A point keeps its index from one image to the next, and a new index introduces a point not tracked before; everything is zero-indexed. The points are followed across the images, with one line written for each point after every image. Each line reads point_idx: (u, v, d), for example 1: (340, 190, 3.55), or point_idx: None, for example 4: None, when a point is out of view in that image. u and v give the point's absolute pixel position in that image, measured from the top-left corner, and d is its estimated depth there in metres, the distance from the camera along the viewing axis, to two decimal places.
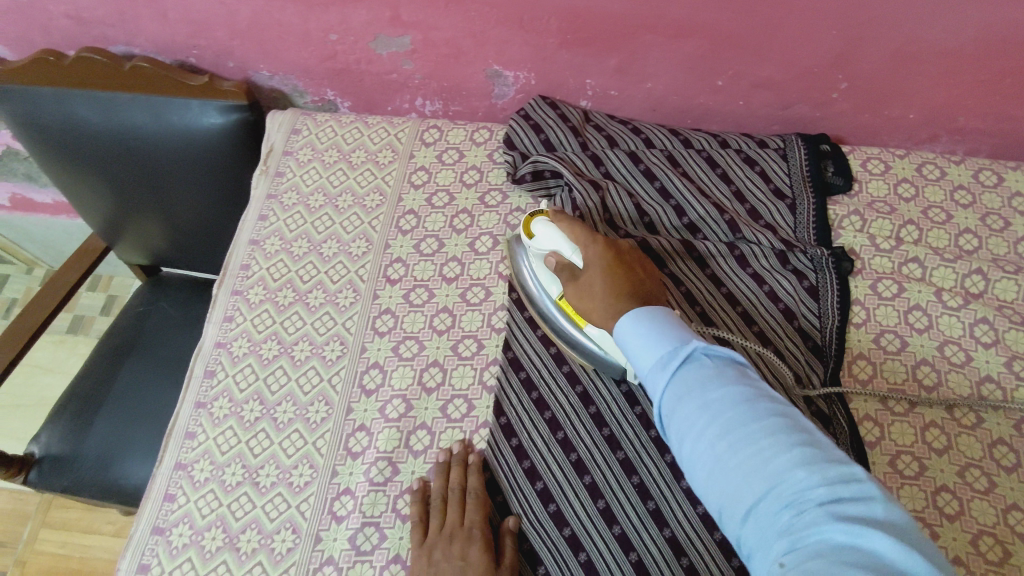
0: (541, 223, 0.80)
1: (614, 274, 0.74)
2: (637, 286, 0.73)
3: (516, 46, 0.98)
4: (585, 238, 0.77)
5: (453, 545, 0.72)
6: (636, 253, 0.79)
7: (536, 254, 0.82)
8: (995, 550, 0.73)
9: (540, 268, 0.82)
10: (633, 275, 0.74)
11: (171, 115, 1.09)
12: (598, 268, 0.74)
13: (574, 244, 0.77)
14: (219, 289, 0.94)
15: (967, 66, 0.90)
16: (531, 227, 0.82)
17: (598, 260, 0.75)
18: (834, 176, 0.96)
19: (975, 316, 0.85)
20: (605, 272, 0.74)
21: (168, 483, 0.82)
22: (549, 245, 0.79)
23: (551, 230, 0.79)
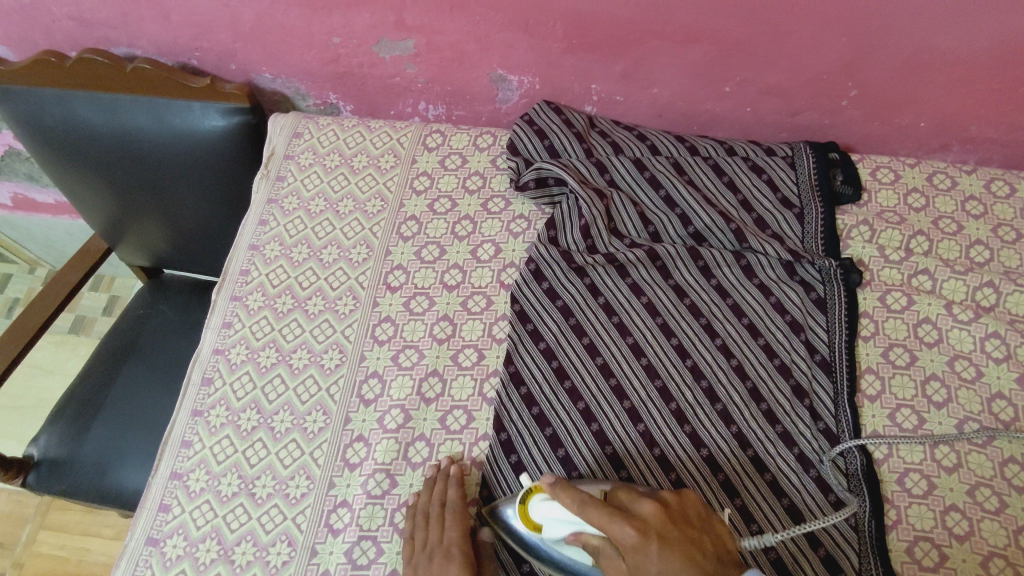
0: (541, 501, 0.67)
1: (670, 546, 0.56)
2: (701, 553, 0.57)
3: (521, 51, 0.96)
4: (606, 518, 0.60)
5: (433, 562, 0.70)
6: (672, 501, 0.62)
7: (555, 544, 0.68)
8: (1005, 571, 0.71)
9: (558, 545, 0.67)
10: (692, 536, 0.58)
11: (172, 117, 1.08)
12: (652, 551, 0.56)
13: (607, 529, 0.59)
14: (217, 295, 0.93)
15: (981, 75, 0.88)
16: (530, 503, 0.68)
17: (643, 532, 0.58)
18: (842, 185, 0.94)
19: (985, 329, 0.84)
20: (661, 545, 0.56)
21: (162, 493, 0.81)
22: (566, 524, 0.65)
23: (557, 506, 0.65)
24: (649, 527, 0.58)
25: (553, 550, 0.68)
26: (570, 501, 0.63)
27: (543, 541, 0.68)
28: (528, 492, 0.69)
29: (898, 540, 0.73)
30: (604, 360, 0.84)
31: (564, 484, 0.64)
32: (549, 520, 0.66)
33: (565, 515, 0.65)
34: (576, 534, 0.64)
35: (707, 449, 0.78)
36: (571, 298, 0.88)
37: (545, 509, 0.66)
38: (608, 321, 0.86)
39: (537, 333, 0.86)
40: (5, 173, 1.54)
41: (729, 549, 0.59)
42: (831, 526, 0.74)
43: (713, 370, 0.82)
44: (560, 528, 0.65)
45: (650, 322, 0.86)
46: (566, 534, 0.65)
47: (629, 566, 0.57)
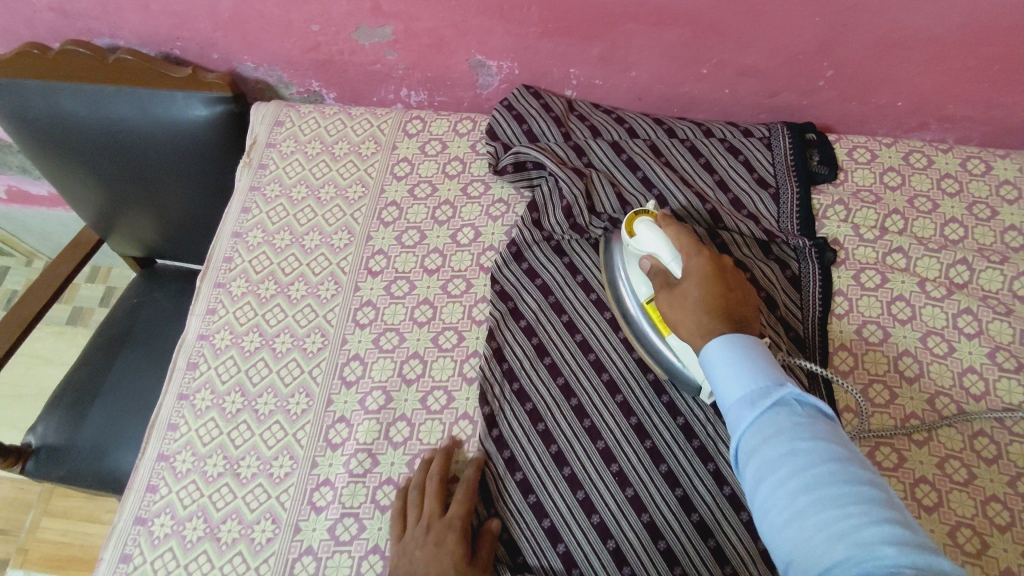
0: (644, 224, 0.75)
1: (706, 279, 0.71)
2: (735, 306, 0.69)
3: (498, 36, 0.97)
4: (684, 244, 0.74)
5: (430, 533, 0.71)
6: (750, 295, 0.73)
7: (632, 249, 0.78)
8: (972, 541, 0.72)
9: (631, 263, 0.80)
10: (730, 294, 0.70)
11: (157, 108, 1.08)
12: (694, 279, 0.71)
13: (677, 254, 0.73)
14: (202, 282, 0.95)
15: (955, 53, 0.88)
16: (634, 226, 0.77)
17: (696, 273, 0.71)
18: (819, 166, 0.95)
19: (958, 306, 0.85)
20: (703, 273, 0.71)
21: (150, 475, 0.83)
22: (648, 249, 0.75)
23: (656, 235, 0.74)
24: (706, 250, 0.73)
25: (629, 294, 0.81)
26: (671, 235, 0.75)
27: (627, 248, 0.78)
28: (632, 219, 0.80)
29: None
30: (583, 337, 0.85)
31: (676, 227, 0.76)
32: (640, 245, 0.76)
33: (654, 241, 0.74)
34: (653, 256, 0.75)
35: (683, 419, 0.78)
36: (550, 277, 0.89)
37: (647, 233, 0.75)
38: (586, 299, 0.87)
39: (518, 310, 0.88)
40: None
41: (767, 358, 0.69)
42: None
43: None
44: (649, 241, 0.75)
45: None
46: (649, 253, 0.75)
47: (672, 302, 0.71)
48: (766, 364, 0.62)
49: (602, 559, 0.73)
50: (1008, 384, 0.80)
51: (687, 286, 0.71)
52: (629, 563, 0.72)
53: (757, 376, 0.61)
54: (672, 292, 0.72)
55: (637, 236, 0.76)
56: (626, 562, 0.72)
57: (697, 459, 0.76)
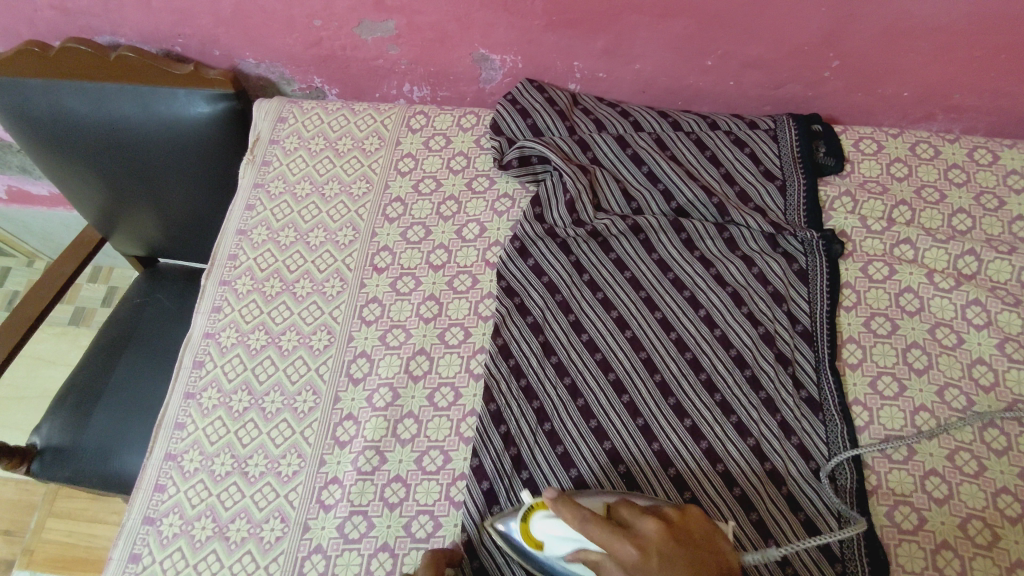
0: (542, 519, 0.66)
1: (666, 556, 0.56)
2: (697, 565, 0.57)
3: (502, 30, 0.96)
4: (603, 531, 0.59)
5: None
6: (677, 518, 0.61)
7: (550, 542, 0.65)
8: (983, 532, 0.72)
9: (564, 560, 0.65)
10: (695, 561, 0.57)
11: (158, 106, 1.08)
12: (653, 568, 0.56)
13: (593, 537, 0.59)
14: (206, 280, 0.94)
15: (962, 42, 0.88)
16: (534, 527, 0.67)
17: (637, 565, 0.56)
18: (825, 157, 0.94)
19: (967, 297, 0.84)
20: (660, 565, 0.56)
21: (157, 474, 0.82)
22: (568, 538, 0.64)
23: (559, 522, 0.65)
24: (626, 530, 0.59)
25: (552, 560, 0.67)
26: (564, 513, 0.61)
27: (549, 558, 0.66)
28: (524, 523, 0.68)
29: (879, 504, 0.74)
30: (590, 336, 0.85)
31: (564, 497, 0.63)
32: (551, 533, 0.65)
33: (565, 531, 0.64)
34: (578, 550, 0.63)
35: (690, 418, 0.79)
36: (556, 274, 0.89)
37: (546, 526, 0.65)
38: (592, 297, 0.87)
39: (524, 307, 0.87)
40: None
41: (723, 557, 0.59)
42: (812, 492, 0.75)
43: (697, 341, 0.84)
44: (562, 546, 0.65)
45: (634, 295, 0.87)
46: (568, 551, 0.64)
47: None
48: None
49: None
50: (1018, 375, 0.80)
51: None
52: None
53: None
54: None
55: (543, 540, 0.66)
56: None
57: (704, 458, 0.77)
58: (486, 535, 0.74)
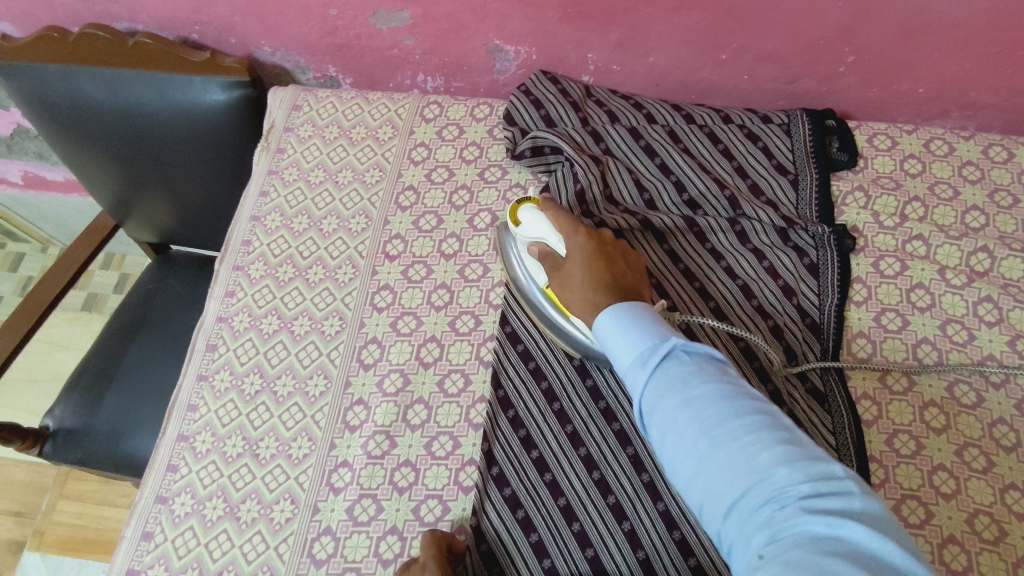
0: (527, 211, 0.83)
1: (593, 260, 0.75)
2: (613, 254, 0.76)
3: (516, 20, 0.97)
4: (566, 224, 0.78)
5: None
6: (621, 242, 0.80)
7: (523, 241, 0.84)
8: (990, 528, 0.72)
9: (524, 254, 0.84)
10: (611, 263, 0.75)
11: (175, 92, 1.09)
12: (579, 254, 0.76)
13: (559, 234, 0.79)
14: (220, 265, 0.95)
15: (978, 38, 0.87)
16: (519, 215, 0.84)
17: (579, 255, 0.76)
18: (838, 153, 0.95)
19: (979, 294, 0.84)
20: (585, 259, 0.75)
21: (170, 454, 0.83)
22: (535, 235, 0.82)
23: (540, 219, 0.81)
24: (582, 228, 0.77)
25: (527, 280, 0.85)
26: (551, 214, 0.80)
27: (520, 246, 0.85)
28: (514, 205, 0.86)
29: (885, 498, 0.74)
30: None
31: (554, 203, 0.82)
32: (528, 232, 0.82)
33: (538, 226, 0.81)
34: (541, 241, 0.81)
35: None
36: None
37: (530, 218, 0.82)
38: None
39: None
40: (14, 151, 1.57)
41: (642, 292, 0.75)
42: None
43: (706, 332, 0.84)
44: (533, 227, 0.82)
45: (645, 284, 0.87)
46: (535, 237, 0.82)
47: (559, 278, 0.78)
48: (652, 321, 0.64)
49: (618, 541, 0.73)
50: None
51: (572, 260, 0.76)
52: (644, 546, 0.72)
53: (643, 335, 0.62)
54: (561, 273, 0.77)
55: (523, 223, 0.83)
56: (640, 545, 0.72)
57: None
58: (494, 515, 0.75)
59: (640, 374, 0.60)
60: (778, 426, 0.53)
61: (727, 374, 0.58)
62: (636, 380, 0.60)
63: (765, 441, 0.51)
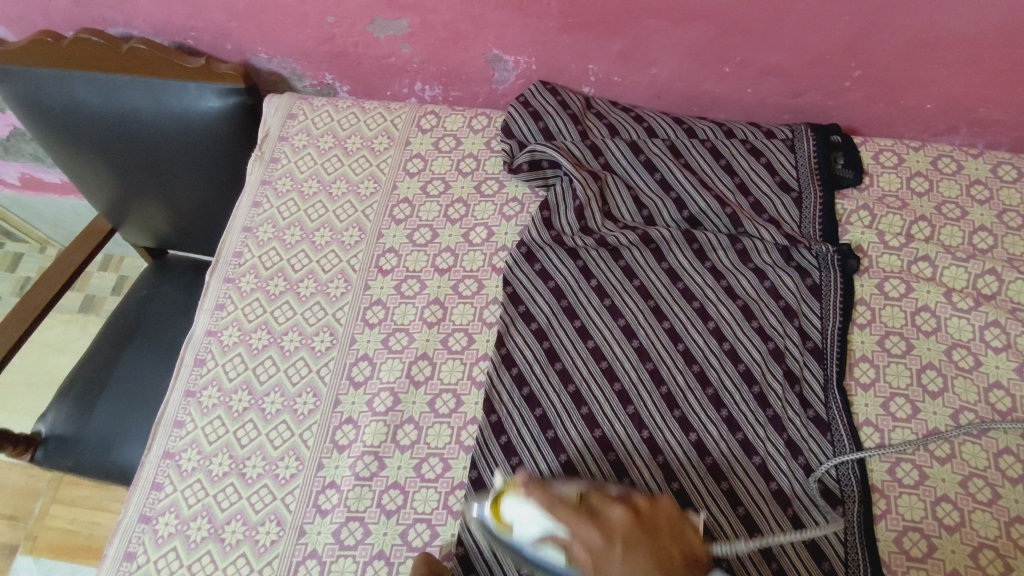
0: (516, 502, 0.64)
1: (633, 542, 0.58)
2: (659, 547, 0.58)
3: (516, 30, 0.95)
4: (565, 512, 0.61)
5: None
6: (644, 505, 0.62)
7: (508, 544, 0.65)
8: (994, 563, 0.70)
9: (516, 543, 0.64)
10: (659, 544, 0.59)
11: (170, 99, 1.07)
12: (617, 553, 0.57)
13: (564, 527, 0.61)
14: (210, 277, 0.94)
15: (989, 54, 0.85)
16: (503, 510, 0.65)
17: (618, 570, 0.57)
18: (843, 170, 0.92)
19: (986, 318, 0.82)
20: (625, 554, 0.57)
21: (155, 472, 0.82)
22: (532, 534, 0.62)
23: (533, 507, 0.63)
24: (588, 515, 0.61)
25: (522, 547, 0.63)
26: (539, 500, 0.63)
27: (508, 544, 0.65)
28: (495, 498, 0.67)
29: (886, 530, 0.72)
30: (596, 344, 0.83)
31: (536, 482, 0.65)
32: (518, 527, 0.63)
33: (536, 518, 0.62)
34: (545, 535, 0.61)
35: (695, 434, 0.77)
36: (563, 280, 0.87)
37: (514, 512, 0.64)
38: (599, 305, 0.86)
39: (529, 314, 0.86)
40: (11, 153, 1.56)
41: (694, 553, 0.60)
42: (819, 514, 0.73)
43: (704, 355, 0.82)
44: (527, 519, 0.63)
45: (642, 304, 0.85)
46: (535, 535, 0.62)
47: (599, 562, 0.57)
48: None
49: None
50: None
51: (607, 568, 0.57)
52: None
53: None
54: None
55: (512, 519, 0.64)
56: None
57: (709, 475, 0.75)
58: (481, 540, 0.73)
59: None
60: None
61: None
62: None
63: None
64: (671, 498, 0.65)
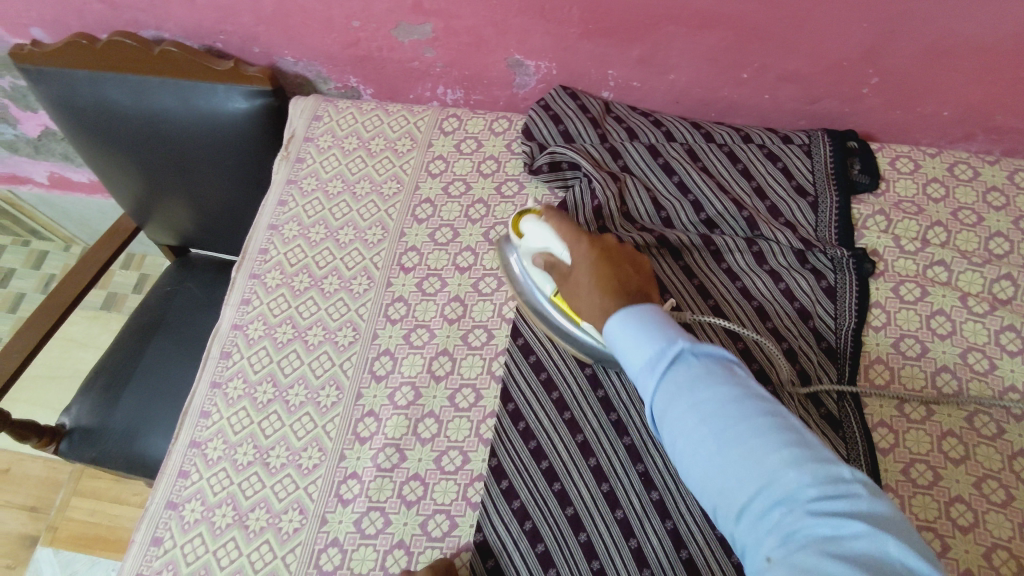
0: (529, 221, 0.81)
1: (599, 271, 0.72)
2: (619, 266, 0.73)
3: (537, 36, 0.97)
4: (571, 232, 0.77)
5: None
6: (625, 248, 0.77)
7: (524, 250, 0.83)
8: (1009, 564, 0.70)
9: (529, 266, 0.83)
10: (619, 272, 0.72)
11: (199, 99, 1.10)
12: (586, 277, 0.73)
13: (564, 243, 0.77)
14: (237, 272, 0.96)
15: (1007, 62, 0.86)
16: (522, 227, 0.83)
17: (583, 257, 0.74)
18: (859, 175, 0.93)
19: (1001, 322, 0.82)
20: (594, 259, 0.73)
21: (182, 460, 0.84)
22: (539, 244, 0.80)
23: (544, 229, 0.78)
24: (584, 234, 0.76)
25: (535, 290, 0.84)
26: (554, 223, 0.78)
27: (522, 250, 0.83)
28: (516, 219, 0.85)
29: None
30: None
31: (555, 211, 0.80)
32: (532, 240, 0.81)
33: (543, 236, 0.79)
34: (546, 253, 0.79)
35: None
36: None
37: (533, 226, 0.80)
38: None
39: None
40: (41, 153, 1.60)
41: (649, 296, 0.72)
42: None
43: (720, 353, 0.83)
44: (541, 238, 0.79)
45: (658, 299, 0.87)
46: (541, 250, 0.80)
47: (570, 290, 0.76)
48: (660, 323, 0.62)
49: (623, 556, 0.72)
50: None
51: (586, 278, 0.73)
52: (650, 565, 0.71)
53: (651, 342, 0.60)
54: (568, 282, 0.76)
55: (527, 235, 0.81)
56: (647, 565, 0.71)
57: None
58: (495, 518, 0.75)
59: (649, 379, 0.59)
60: (790, 428, 0.52)
61: (738, 376, 0.56)
62: (646, 380, 0.59)
63: (779, 440, 0.50)
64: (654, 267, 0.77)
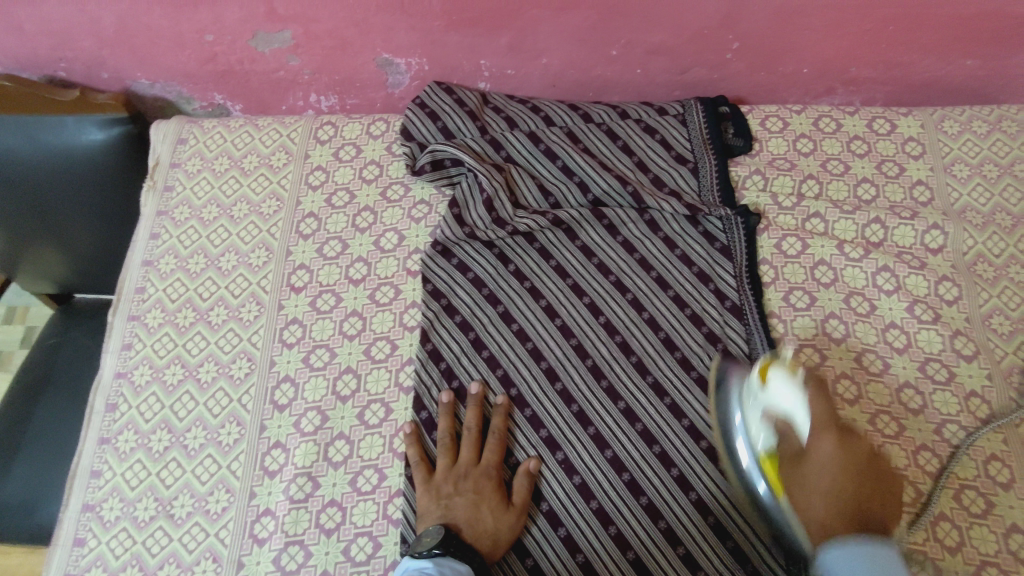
0: (417, 484, 0.75)
1: (476, 506, 0.73)
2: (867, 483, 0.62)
3: (402, 33, 0.94)
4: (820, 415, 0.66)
5: (462, 471, 0.76)
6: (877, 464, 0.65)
7: (756, 403, 0.69)
8: (906, 491, 0.74)
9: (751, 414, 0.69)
10: (491, 495, 0.74)
11: (47, 135, 1.00)
12: (482, 507, 0.74)
13: (483, 497, 0.74)
14: (114, 316, 0.90)
15: (852, 17, 0.90)
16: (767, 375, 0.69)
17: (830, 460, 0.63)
18: (734, 138, 0.96)
19: (876, 265, 0.87)
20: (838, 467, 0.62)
21: (76, 527, 0.78)
22: (782, 406, 0.67)
23: (462, 482, 0.75)
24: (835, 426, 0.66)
25: (740, 434, 0.71)
26: (445, 478, 0.75)
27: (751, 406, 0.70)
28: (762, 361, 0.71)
29: None
30: (520, 327, 0.85)
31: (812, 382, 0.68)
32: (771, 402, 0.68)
33: (424, 503, 0.74)
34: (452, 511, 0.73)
35: (623, 401, 0.80)
36: (482, 270, 0.88)
37: (781, 385, 0.67)
38: (519, 287, 0.87)
39: (452, 307, 0.86)
40: None
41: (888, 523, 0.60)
42: None
43: (626, 325, 0.84)
44: (789, 399, 0.66)
45: (560, 284, 0.87)
46: (423, 522, 0.72)
47: (798, 473, 0.64)
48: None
49: (555, 546, 0.74)
50: (928, 335, 0.82)
51: (477, 514, 0.73)
52: (582, 549, 0.73)
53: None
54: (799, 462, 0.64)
55: (418, 508, 0.74)
56: (579, 549, 0.73)
57: (640, 441, 0.78)
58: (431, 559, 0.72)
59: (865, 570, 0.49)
60: None
61: None
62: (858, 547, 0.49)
63: None
64: (494, 478, 0.76)
